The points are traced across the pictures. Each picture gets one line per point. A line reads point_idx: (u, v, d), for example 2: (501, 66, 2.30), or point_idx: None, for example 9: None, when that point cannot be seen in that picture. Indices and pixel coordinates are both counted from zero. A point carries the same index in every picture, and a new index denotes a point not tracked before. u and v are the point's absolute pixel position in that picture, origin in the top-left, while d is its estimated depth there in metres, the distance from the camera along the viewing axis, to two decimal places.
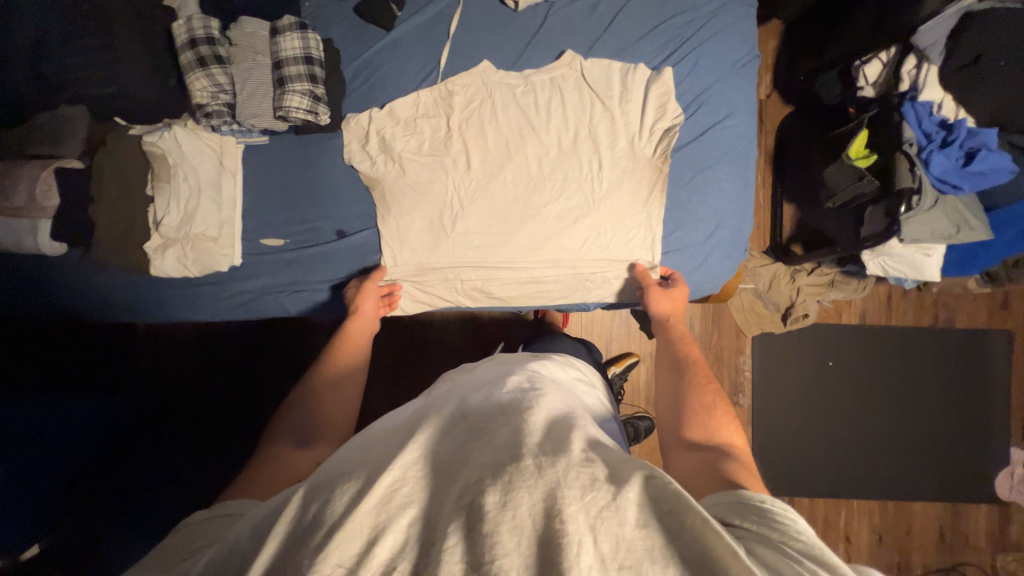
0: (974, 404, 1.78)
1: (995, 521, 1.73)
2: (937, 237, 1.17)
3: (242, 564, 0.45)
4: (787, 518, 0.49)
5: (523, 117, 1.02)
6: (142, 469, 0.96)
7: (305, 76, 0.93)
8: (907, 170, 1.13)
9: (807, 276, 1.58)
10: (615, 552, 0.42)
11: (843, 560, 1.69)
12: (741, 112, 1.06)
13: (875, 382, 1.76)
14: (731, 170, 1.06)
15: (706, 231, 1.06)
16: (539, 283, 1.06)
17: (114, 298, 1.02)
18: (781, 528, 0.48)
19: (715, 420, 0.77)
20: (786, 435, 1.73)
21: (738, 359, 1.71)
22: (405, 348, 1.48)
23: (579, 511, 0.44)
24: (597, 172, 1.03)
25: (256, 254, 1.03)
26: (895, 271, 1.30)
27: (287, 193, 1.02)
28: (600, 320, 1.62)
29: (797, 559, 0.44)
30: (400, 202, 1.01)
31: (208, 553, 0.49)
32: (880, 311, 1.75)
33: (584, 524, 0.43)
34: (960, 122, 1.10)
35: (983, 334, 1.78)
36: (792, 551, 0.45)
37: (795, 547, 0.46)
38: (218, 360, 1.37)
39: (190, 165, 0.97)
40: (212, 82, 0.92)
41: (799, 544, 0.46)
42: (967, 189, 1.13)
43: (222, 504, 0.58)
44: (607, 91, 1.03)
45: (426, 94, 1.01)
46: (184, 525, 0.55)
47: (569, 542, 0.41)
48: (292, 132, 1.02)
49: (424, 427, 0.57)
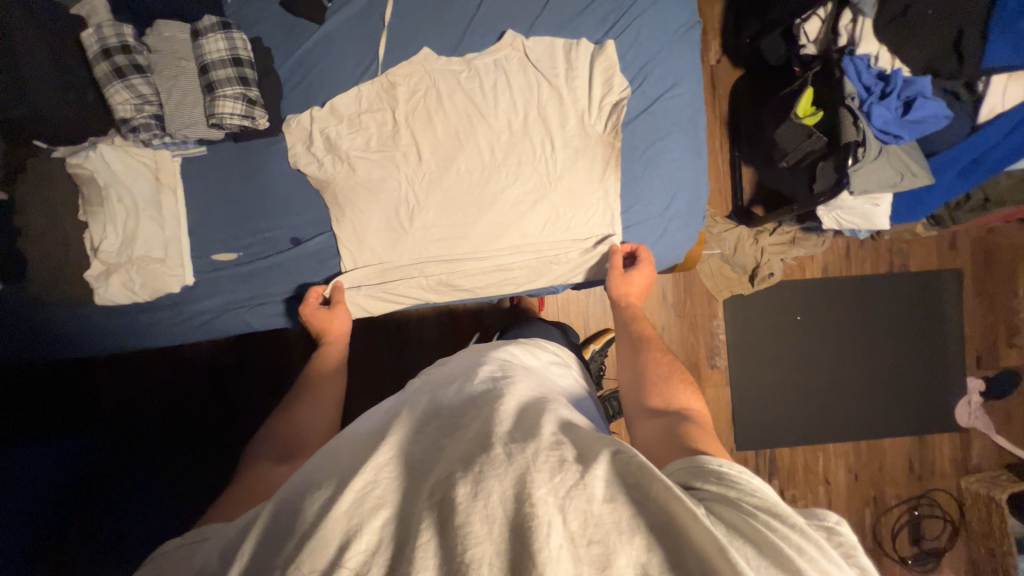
0: (932, 341, 1.87)
1: (958, 447, 1.85)
2: (885, 186, 1.20)
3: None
4: (741, 478, 0.50)
5: (470, 103, 1.00)
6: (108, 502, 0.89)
7: (235, 79, 0.89)
8: (851, 124, 1.17)
9: (769, 236, 1.64)
10: (583, 529, 0.42)
11: (825, 501, 1.78)
12: (687, 79, 1.06)
13: (841, 331, 1.83)
14: (683, 139, 1.06)
15: (664, 201, 1.07)
16: (505, 270, 1.05)
17: (55, 332, 0.95)
18: (737, 487, 0.49)
19: (671, 389, 0.80)
20: (762, 391, 1.79)
21: (711, 324, 1.76)
22: (382, 350, 1.47)
23: (548, 493, 0.43)
24: (551, 152, 1.02)
25: (209, 271, 0.99)
26: (849, 224, 1.34)
27: (233, 204, 0.98)
28: (575, 301, 1.64)
29: (752, 513, 0.46)
30: (354, 202, 0.99)
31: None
32: (840, 263, 1.82)
33: (554, 505, 0.42)
34: (897, 72, 1.13)
35: (935, 275, 1.87)
36: (748, 507, 0.46)
37: (750, 501, 0.47)
38: (187, 385, 1.33)
39: (124, 184, 0.91)
40: (134, 93, 0.86)
41: (755, 499, 0.47)
42: (907, 137, 1.16)
43: (197, 529, 0.56)
44: (553, 69, 1.01)
45: (368, 88, 0.98)
46: (158, 554, 0.53)
47: (540, 523, 0.41)
48: (230, 139, 0.96)
49: (396, 426, 0.56)
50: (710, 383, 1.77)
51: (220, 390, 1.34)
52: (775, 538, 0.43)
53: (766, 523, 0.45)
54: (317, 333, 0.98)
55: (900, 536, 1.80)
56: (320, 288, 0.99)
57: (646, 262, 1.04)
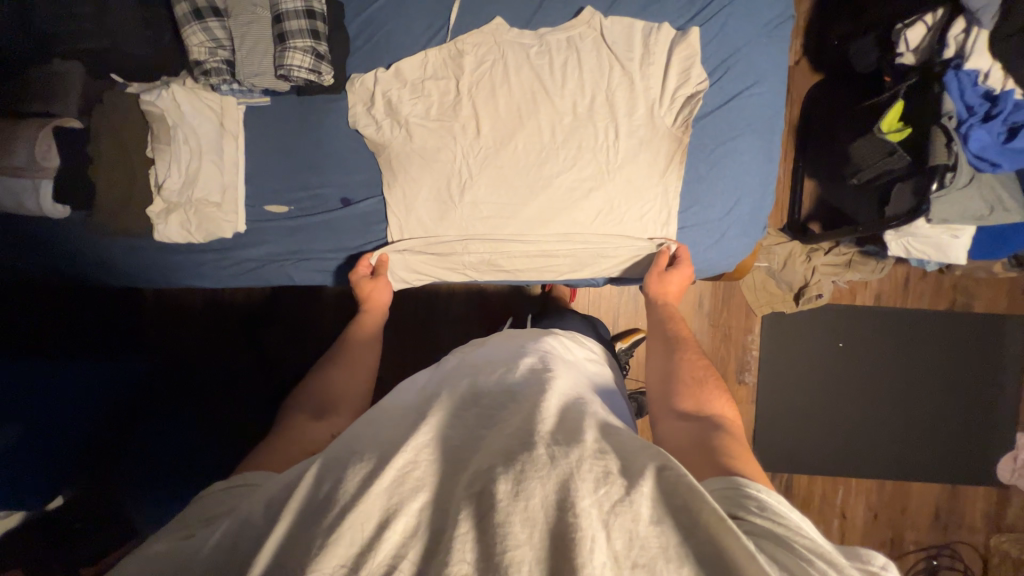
0: (984, 389, 1.76)
1: (994, 503, 1.75)
2: (968, 219, 1.12)
3: (257, 537, 0.47)
4: (785, 512, 0.50)
5: (537, 80, 0.97)
6: (150, 435, 0.98)
7: (307, 32, 0.88)
8: (943, 146, 1.06)
9: (824, 255, 1.54)
10: (628, 549, 0.43)
11: (837, 536, 1.73)
12: (770, 78, 0.99)
13: (886, 365, 1.74)
14: (756, 142, 1.00)
15: (725, 206, 1.02)
16: (549, 256, 1.03)
17: (120, 266, 1.01)
18: (785, 523, 0.48)
19: (703, 392, 0.77)
20: (790, 415, 1.73)
21: (746, 338, 1.69)
22: (412, 319, 1.48)
23: (593, 505, 0.45)
24: (613, 141, 0.98)
25: (259, 220, 1.01)
26: (918, 253, 1.24)
27: (290, 158, 0.98)
28: (609, 295, 1.60)
29: (807, 558, 0.44)
30: (407, 169, 0.98)
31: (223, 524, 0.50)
32: (896, 294, 1.71)
33: (598, 519, 0.44)
34: (1006, 94, 1.01)
35: (1000, 320, 1.74)
36: (801, 549, 0.45)
37: (799, 542, 0.46)
38: (226, 325, 1.38)
39: (190, 126, 0.93)
40: (209, 36, 0.88)
41: (803, 539, 0.46)
42: (1007, 167, 1.06)
43: (241, 475, 0.59)
44: (628, 52, 0.96)
45: (434, 54, 0.96)
46: (206, 493, 0.56)
47: (584, 537, 0.42)
48: (294, 93, 0.97)
49: (435, 410, 0.59)
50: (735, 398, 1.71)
51: (257, 334, 1.39)
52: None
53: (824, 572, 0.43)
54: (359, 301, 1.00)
55: None
56: (367, 259, 1.01)
57: (684, 263, 1.01)
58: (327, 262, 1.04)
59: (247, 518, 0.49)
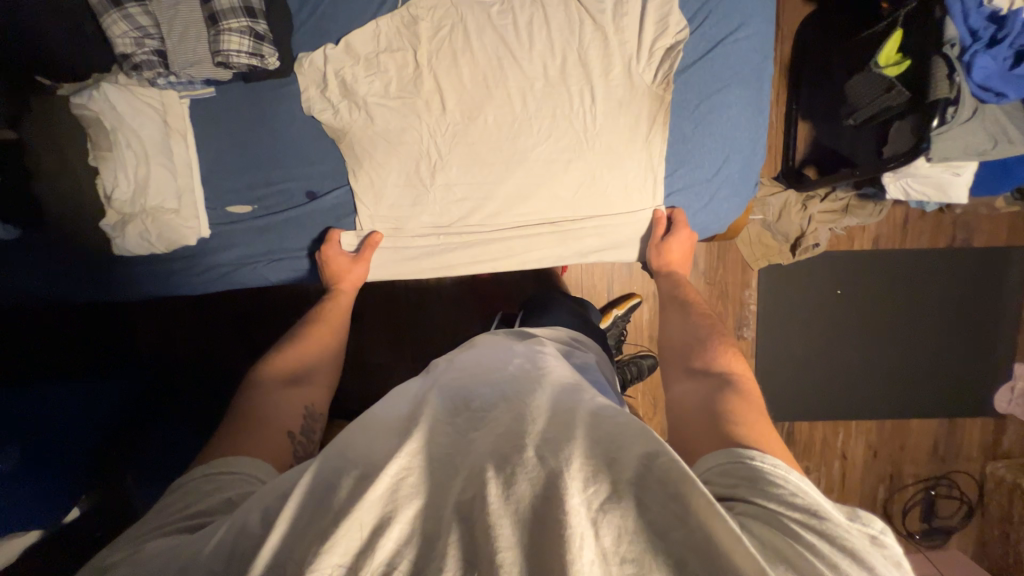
0: (984, 323, 1.75)
1: (989, 432, 1.79)
2: (970, 155, 1.04)
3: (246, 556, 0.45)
4: (779, 481, 0.49)
5: (501, 44, 0.89)
6: (155, 450, 0.95)
7: (240, 11, 0.79)
8: (944, 78, 0.99)
9: (820, 203, 1.49)
10: (617, 546, 0.42)
11: (839, 475, 1.78)
12: (757, 19, 0.90)
13: (886, 308, 1.72)
14: (743, 93, 0.93)
15: (713, 167, 0.96)
16: (530, 237, 0.99)
17: (84, 277, 0.95)
18: (779, 494, 0.48)
19: (712, 350, 0.78)
20: (788, 363, 1.73)
21: (744, 294, 1.67)
22: (401, 306, 1.45)
23: (581, 503, 0.44)
24: (589, 106, 0.91)
25: (224, 223, 0.95)
26: (918, 194, 1.19)
27: (246, 154, 0.92)
28: (601, 263, 1.56)
29: (798, 537, 0.43)
30: (372, 154, 0.92)
31: (221, 530, 0.48)
32: (894, 235, 1.67)
33: (586, 518, 0.43)
34: (1014, 13, 0.95)
35: (1001, 253, 1.70)
36: (791, 526, 0.44)
37: (792, 516, 0.45)
38: (210, 331, 1.35)
39: (130, 128, 0.86)
40: (134, 25, 0.80)
41: (800, 513, 0.45)
42: (1013, 97, 0.98)
43: (219, 460, 0.61)
44: (599, 3, 0.88)
45: (387, 23, 0.87)
46: (179, 485, 0.58)
47: (573, 535, 0.41)
48: (239, 80, 0.89)
49: (426, 412, 0.57)
50: None
51: (244, 335, 1.36)
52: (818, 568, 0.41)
53: (815, 549, 0.42)
54: (331, 278, 0.96)
55: (911, 513, 1.79)
56: (337, 232, 0.96)
57: (682, 227, 0.97)
58: (301, 259, 0.99)
59: (239, 529, 0.47)
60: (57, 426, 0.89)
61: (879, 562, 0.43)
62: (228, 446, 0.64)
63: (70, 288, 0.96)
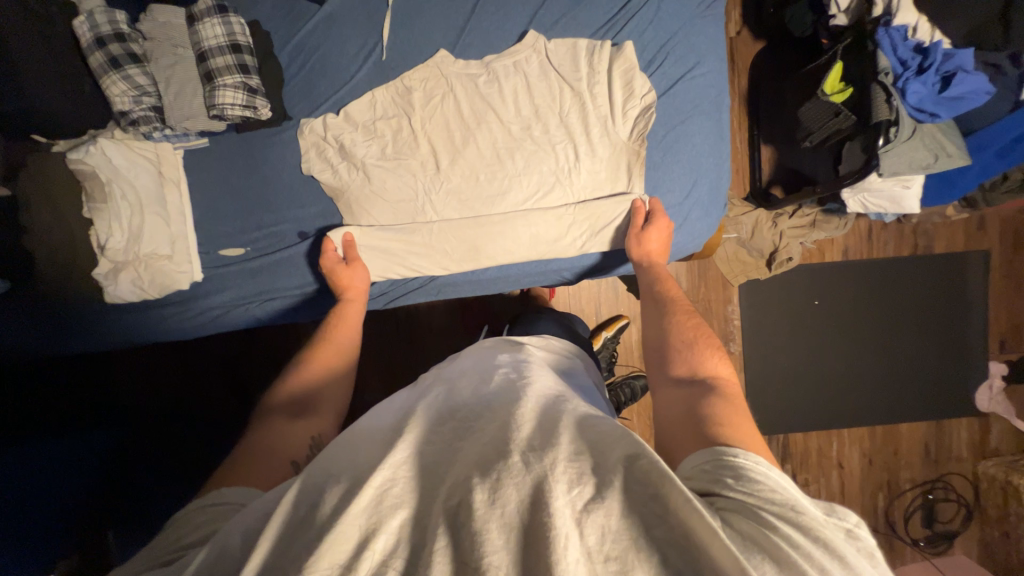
0: (955, 324, 1.82)
1: (976, 431, 1.83)
2: (915, 168, 1.14)
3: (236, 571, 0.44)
4: (758, 475, 0.49)
5: (484, 101, 0.97)
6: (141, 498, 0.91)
7: (235, 68, 0.85)
8: (884, 102, 1.09)
9: (789, 219, 1.54)
10: (602, 544, 0.41)
11: (838, 486, 1.78)
12: (710, 58, 1.00)
13: (862, 314, 1.79)
14: (703, 123, 1.01)
15: (684, 189, 1.03)
16: (514, 267, 1.03)
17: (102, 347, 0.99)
18: (759, 491, 0.48)
19: (698, 355, 0.75)
20: (777, 375, 1.77)
21: (726, 309, 1.72)
22: (393, 339, 1.45)
23: (566, 505, 0.43)
24: (574, 161, 0.99)
25: (218, 267, 0.98)
26: (875, 207, 1.28)
27: (240, 199, 0.96)
28: (587, 287, 1.61)
29: (776, 529, 0.43)
30: (367, 211, 0.97)
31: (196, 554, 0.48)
32: (861, 246, 1.76)
33: (571, 518, 0.42)
34: (936, 44, 1.06)
35: (961, 257, 1.80)
36: (768, 518, 0.45)
37: (769, 510, 0.46)
38: (189, 375, 1.30)
39: (127, 179, 0.89)
40: (131, 84, 0.84)
41: (776, 509, 0.46)
42: (944, 116, 1.09)
43: (217, 491, 0.57)
44: (575, 73, 0.97)
45: (382, 94, 0.95)
46: (177, 515, 0.55)
47: (558, 535, 0.40)
48: (232, 130, 0.94)
49: (411, 424, 0.56)
50: None
51: (230, 378, 1.32)
52: (798, 558, 0.41)
53: (790, 539, 0.43)
54: (337, 291, 0.95)
55: (913, 520, 1.79)
56: (331, 241, 0.95)
57: (662, 216, 0.97)
58: (290, 299, 1.01)
59: (219, 548, 0.46)
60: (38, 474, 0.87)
61: (853, 555, 0.43)
62: (229, 478, 0.61)
63: (72, 335, 0.95)
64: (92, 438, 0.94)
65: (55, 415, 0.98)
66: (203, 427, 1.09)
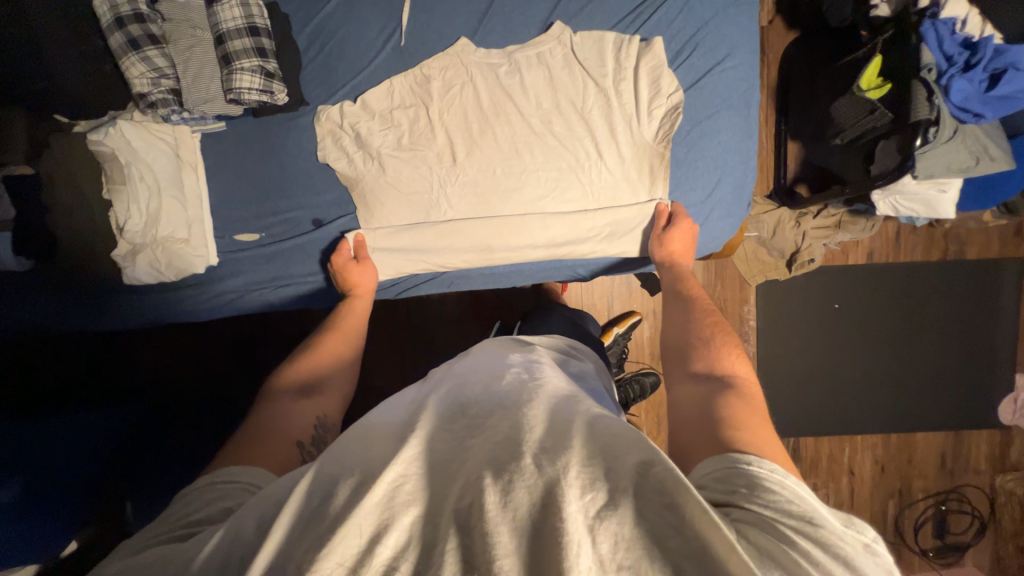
0: (982, 334, 1.76)
1: (996, 444, 1.78)
2: (954, 171, 1.08)
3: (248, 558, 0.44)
4: (772, 484, 0.48)
5: (503, 93, 0.94)
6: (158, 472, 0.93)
7: (252, 51, 0.84)
8: (924, 100, 1.02)
9: (813, 219, 1.49)
10: (614, 552, 0.41)
11: (847, 492, 1.75)
12: (742, 50, 0.95)
13: (883, 320, 1.73)
14: (731, 118, 0.97)
15: (707, 187, 1.00)
16: (527, 262, 1.02)
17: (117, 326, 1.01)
18: (773, 502, 0.46)
19: (716, 353, 0.73)
20: (791, 379, 1.73)
21: (743, 309, 1.69)
22: (403, 327, 1.46)
23: (579, 510, 0.42)
24: (594, 156, 0.96)
25: (233, 251, 0.98)
26: (907, 211, 1.22)
27: (255, 184, 0.96)
28: (600, 282, 1.59)
29: (793, 545, 0.42)
30: (382, 201, 0.96)
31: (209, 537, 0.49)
32: (888, 250, 1.70)
33: (584, 524, 0.41)
34: (985, 39, 1.01)
35: (994, 264, 1.73)
36: (786, 532, 0.43)
37: (786, 523, 0.44)
38: (204, 356, 1.32)
39: (145, 162, 0.89)
40: (150, 66, 0.84)
41: (793, 521, 0.44)
42: (990, 117, 1.03)
43: (224, 470, 0.58)
44: (600, 68, 0.94)
45: (400, 82, 0.93)
46: (185, 492, 0.55)
47: (570, 541, 0.40)
48: (249, 115, 0.94)
49: (422, 419, 0.55)
50: None
51: (242, 360, 1.34)
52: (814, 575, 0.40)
53: (808, 556, 0.41)
54: (347, 286, 0.95)
55: (923, 529, 1.76)
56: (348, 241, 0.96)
57: (685, 219, 0.96)
58: (304, 286, 1.02)
59: (232, 535, 0.46)
60: (49, 449, 0.87)
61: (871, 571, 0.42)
62: (236, 455, 0.61)
63: (90, 313, 0.97)
64: (112, 413, 0.95)
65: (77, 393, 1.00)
66: (216, 408, 1.11)
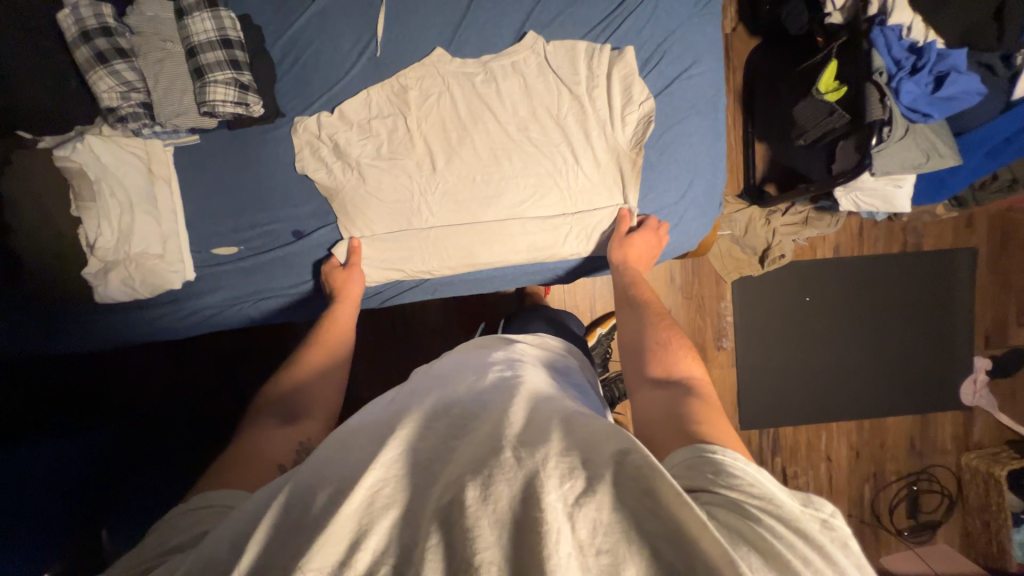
0: (941, 321, 1.86)
1: (960, 425, 1.87)
2: (907, 168, 1.16)
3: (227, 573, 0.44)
4: (736, 468, 0.50)
5: (480, 101, 0.96)
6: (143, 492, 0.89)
7: (226, 63, 0.84)
8: (878, 101, 1.09)
9: (782, 216, 1.56)
10: (593, 537, 0.42)
11: (826, 478, 1.81)
12: (707, 57, 1.00)
13: (851, 311, 1.81)
14: (699, 122, 1.01)
15: (680, 189, 1.03)
16: (509, 266, 1.03)
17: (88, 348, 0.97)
18: (738, 485, 0.48)
19: (672, 357, 0.76)
20: (768, 371, 1.79)
21: (719, 305, 1.74)
22: (388, 336, 1.45)
23: (558, 499, 0.44)
24: (570, 161, 0.99)
25: (210, 265, 0.97)
26: (866, 206, 1.29)
27: (231, 197, 0.95)
28: (582, 284, 1.61)
29: (759, 520, 0.44)
30: (362, 210, 0.96)
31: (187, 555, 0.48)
32: (852, 244, 1.78)
33: (563, 512, 0.43)
34: (930, 44, 1.08)
35: (949, 254, 1.83)
36: (752, 510, 0.45)
37: (752, 502, 0.46)
38: (183, 374, 1.29)
39: (115, 177, 0.88)
40: (118, 79, 0.82)
41: (756, 501, 0.46)
42: (937, 116, 1.11)
43: (201, 496, 0.56)
44: (574, 76, 0.96)
45: (377, 92, 0.94)
46: (162, 521, 0.54)
47: (550, 529, 0.41)
48: (223, 127, 0.92)
49: (404, 421, 0.56)
50: (716, 363, 1.77)
51: (222, 377, 1.31)
52: (782, 549, 0.42)
53: (774, 530, 0.43)
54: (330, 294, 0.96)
55: (898, 510, 1.84)
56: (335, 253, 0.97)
57: (653, 229, 1.00)
58: (283, 298, 1.00)
59: (210, 551, 0.46)
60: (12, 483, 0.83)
61: (830, 547, 0.44)
62: (215, 481, 0.60)
63: (58, 335, 0.94)
64: (84, 438, 0.93)
65: (54, 420, 0.98)
66: (198, 426, 1.08)
